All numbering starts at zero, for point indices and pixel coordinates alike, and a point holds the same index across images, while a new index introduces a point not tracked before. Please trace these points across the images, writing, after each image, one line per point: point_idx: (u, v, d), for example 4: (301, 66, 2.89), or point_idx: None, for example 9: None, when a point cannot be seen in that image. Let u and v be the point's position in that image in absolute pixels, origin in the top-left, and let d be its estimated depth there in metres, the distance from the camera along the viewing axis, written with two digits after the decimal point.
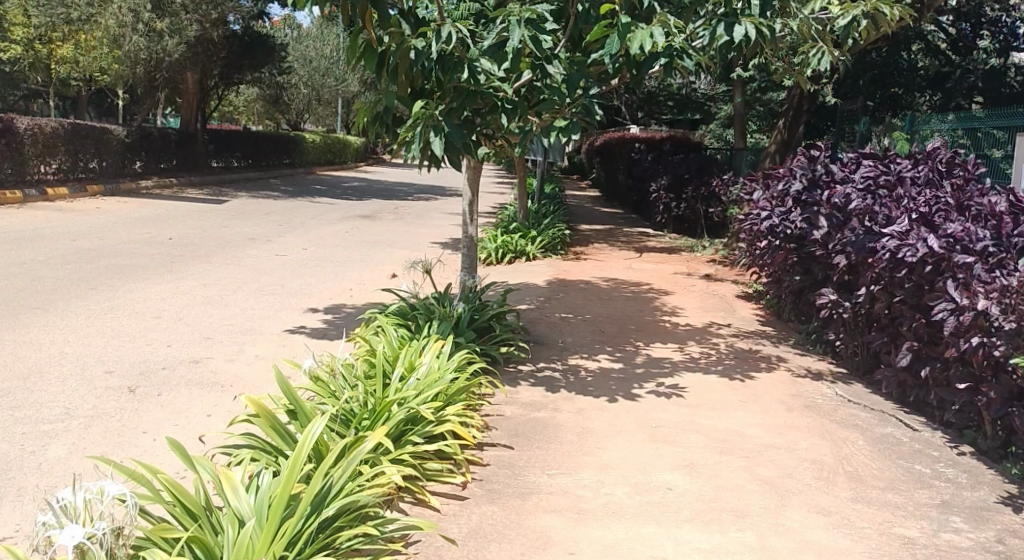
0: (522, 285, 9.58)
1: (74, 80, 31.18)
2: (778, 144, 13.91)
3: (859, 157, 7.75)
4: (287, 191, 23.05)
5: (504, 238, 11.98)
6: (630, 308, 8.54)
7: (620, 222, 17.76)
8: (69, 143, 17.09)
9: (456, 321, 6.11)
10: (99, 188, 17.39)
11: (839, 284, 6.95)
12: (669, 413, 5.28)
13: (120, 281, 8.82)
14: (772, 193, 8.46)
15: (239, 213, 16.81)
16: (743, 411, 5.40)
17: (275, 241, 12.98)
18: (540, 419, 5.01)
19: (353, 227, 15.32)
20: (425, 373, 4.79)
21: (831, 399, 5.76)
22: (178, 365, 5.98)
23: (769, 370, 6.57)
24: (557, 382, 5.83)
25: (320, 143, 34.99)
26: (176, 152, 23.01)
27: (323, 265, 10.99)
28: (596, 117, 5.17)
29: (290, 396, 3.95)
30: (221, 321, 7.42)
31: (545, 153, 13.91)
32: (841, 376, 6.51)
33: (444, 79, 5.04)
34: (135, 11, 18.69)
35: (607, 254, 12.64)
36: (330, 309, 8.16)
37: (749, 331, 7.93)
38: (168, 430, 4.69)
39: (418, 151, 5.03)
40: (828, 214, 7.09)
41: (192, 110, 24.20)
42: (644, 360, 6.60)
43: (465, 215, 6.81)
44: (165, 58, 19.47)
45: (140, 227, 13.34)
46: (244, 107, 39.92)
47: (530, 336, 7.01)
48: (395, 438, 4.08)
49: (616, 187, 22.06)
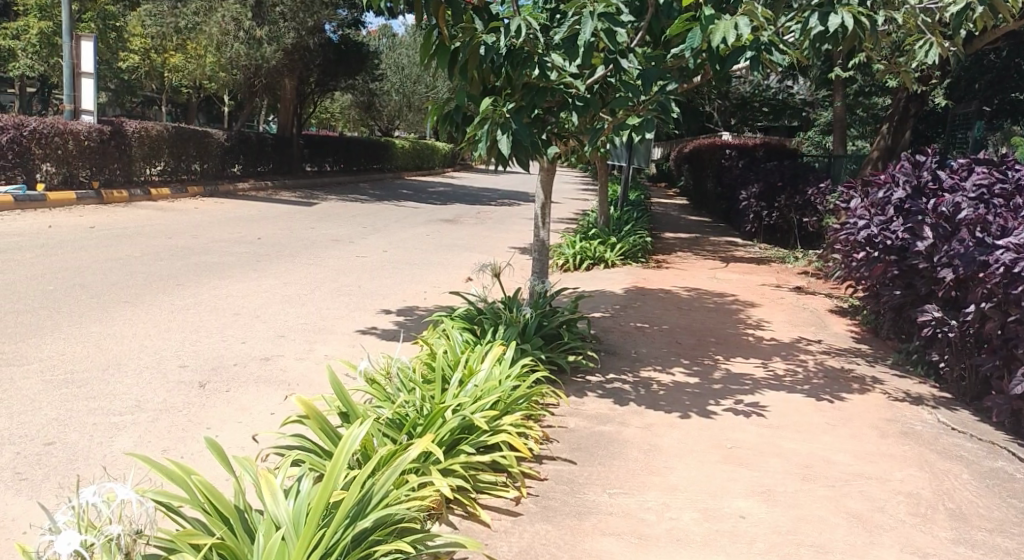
0: (600, 292, 9.29)
1: (182, 88, 32.66)
2: (881, 151, 13.04)
3: (971, 163, 7.11)
4: (376, 195, 23.41)
5: (584, 243, 11.72)
6: (711, 320, 8.12)
7: (707, 231, 17.17)
8: (173, 146, 17.75)
9: (523, 327, 5.92)
10: (199, 189, 18.05)
11: (945, 300, 6.38)
12: (746, 433, 4.90)
13: (206, 278, 9.02)
14: (872, 201, 7.91)
15: (327, 215, 17.11)
16: (830, 435, 4.96)
17: (358, 243, 13.10)
18: (605, 434, 4.72)
19: (436, 231, 15.36)
20: (485, 379, 4.59)
21: (931, 426, 5.24)
22: (249, 361, 5.99)
23: (862, 391, 6.06)
24: (627, 395, 5.53)
25: (410, 148, 35.54)
26: (273, 156, 23.70)
27: (402, 267, 11.00)
28: (672, 113, 4.81)
29: (342, 397, 3.79)
30: (295, 319, 7.45)
31: (630, 158, 13.56)
32: (944, 402, 5.96)
33: (514, 75, 4.86)
34: (238, 20, 19.28)
35: (691, 263, 12.18)
36: (403, 310, 8.09)
37: (842, 348, 7.40)
38: (230, 426, 4.65)
39: (486, 149, 4.86)
40: (933, 223, 6.52)
41: (289, 115, 24.93)
42: (723, 375, 6.21)
43: (537, 218, 6.60)
44: (264, 64, 20.08)
45: (232, 227, 13.71)
46: (341, 113, 41.03)
47: (603, 345, 6.72)
48: (448, 446, 3.87)
49: (704, 196, 21.42)
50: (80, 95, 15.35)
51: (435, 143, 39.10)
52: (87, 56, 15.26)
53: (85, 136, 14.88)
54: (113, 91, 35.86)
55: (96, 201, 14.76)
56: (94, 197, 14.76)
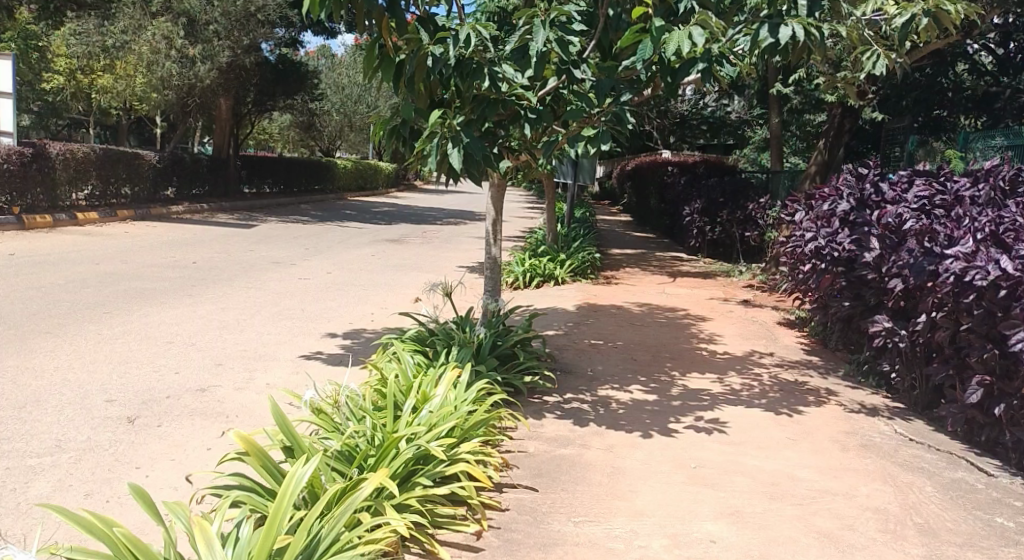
0: (551, 310, 9.15)
1: (112, 110, 31.63)
2: (819, 166, 13.23)
3: (912, 175, 7.22)
4: (317, 216, 22.95)
5: (532, 261, 11.59)
6: (664, 335, 8.05)
7: (652, 247, 17.27)
8: (101, 168, 17.05)
9: (477, 347, 5.73)
10: (129, 213, 17.36)
11: (894, 310, 6.41)
12: (709, 452, 4.78)
13: (137, 305, 8.57)
14: (817, 214, 7.97)
15: (266, 237, 16.64)
16: (793, 450, 4.88)
17: (300, 265, 12.72)
18: (566, 457, 4.55)
19: (381, 251, 15.05)
20: (439, 405, 4.37)
21: (889, 438, 5.22)
22: (184, 393, 5.62)
23: (818, 404, 6.03)
24: (586, 415, 5.37)
25: (352, 168, 35.09)
26: (208, 178, 23.03)
27: (347, 289, 10.69)
28: (627, 124, 4.70)
29: (286, 430, 3.52)
30: (235, 346, 7.09)
31: (575, 175, 13.53)
32: (898, 412, 5.97)
33: (463, 87, 4.70)
34: (169, 39, 18.70)
35: (639, 278, 12.16)
36: (350, 334, 7.80)
37: (794, 361, 7.39)
38: (163, 465, 4.33)
39: (435, 164, 4.68)
40: (880, 234, 6.55)
41: (225, 136, 24.31)
42: (681, 391, 6.11)
43: (488, 234, 6.43)
44: (197, 84, 19.53)
45: (166, 251, 13.18)
46: (279, 133, 40.35)
47: (557, 364, 6.56)
48: (402, 479, 3.63)
49: (648, 212, 21.58)
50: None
51: (376, 163, 38.70)
52: (5, 75, 14.57)
53: (3, 158, 14.15)
54: (37, 113, 34.51)
55: (16, 227, 14.03)
56: (14, 223, 14.05)
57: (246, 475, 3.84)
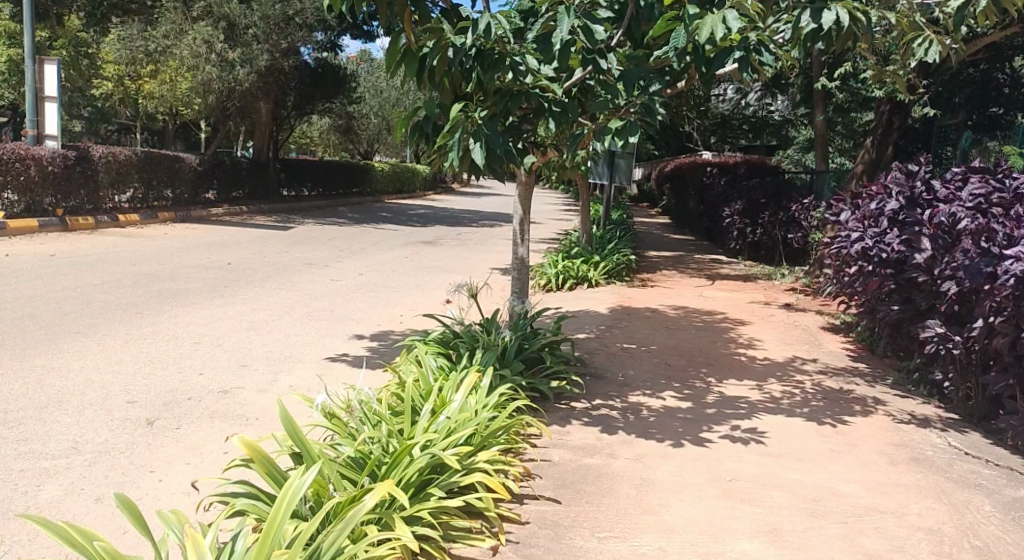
0: (583, 312, 8.90)
1: (157, 115, 32.15)
2: (866, 164, 12.66)
3: (966, 172, 6.81)
4: (354, 218, 23.00)
5: (566, 263, 11.35)
6: (700, 340, 7.73)
7: (691, 250, 16.89)
8: (143, 171, 17.23)
9: (502, 350, 5.52)
10: (170, 215, 17.54)
11: (947, 315, 6.04)
12: (746, 463, 4.49)
13: (168, 306, 8.53)
14: (864, 213, 7.59)
15: (302, 239, 16.64)
16: (837, 464, 4.56)
17: (333, 267, 12.66)
18: (593, 468, 4.30)
19: (415, 253, 14.94)
20: (458, 411, 4.16)
21: (942, 451, 4.86)
22: (205, 395, 5.50)
23: (864, 414, 5.68)
24: (615, 422, 5.11)
25: (390, 172, 35.19)
26: (248, 180, 23.20)
27: (378, 290, 10.57)
28: (657, 115, 4.44)
29: (295, 435, 3.32)
30: (261, 347, 6.98)
31: (611, 175, 13.24)
32: (952, 424, 5.61)
33: (486, 78, 4.49)
34: (209, 42, 18.85)
35: (677, 281, 11.82)
36: (377, 336, 7.65)
37: (839, 367, 7.03)
38: (177, 469, 4.20)
39: (455, 159, 4.50)
40: (932, 235, 6.16)
41: (265, 139, 24.49)
42: (716, 399, 5.81)
43: (516, 234, 6.22)
44: (237, 87, 19.62)
45: (202, 252, 13.22)
46: (320, 137, 40.69)
47: (587, 369, 6.30)
48: (416, 489, 3.43)
49: (687, 214, 21.16)
50: (44, 120, 14.84)
51: (414, 166, 38.78)
52: (50, 79, 14.77)
53: (48, 161, 14.34)
54: (87, 118, 35.26)
55: (60, 228, 14.23)
56: (58, 225, 14.24)
57: (255, 484, 3.68)
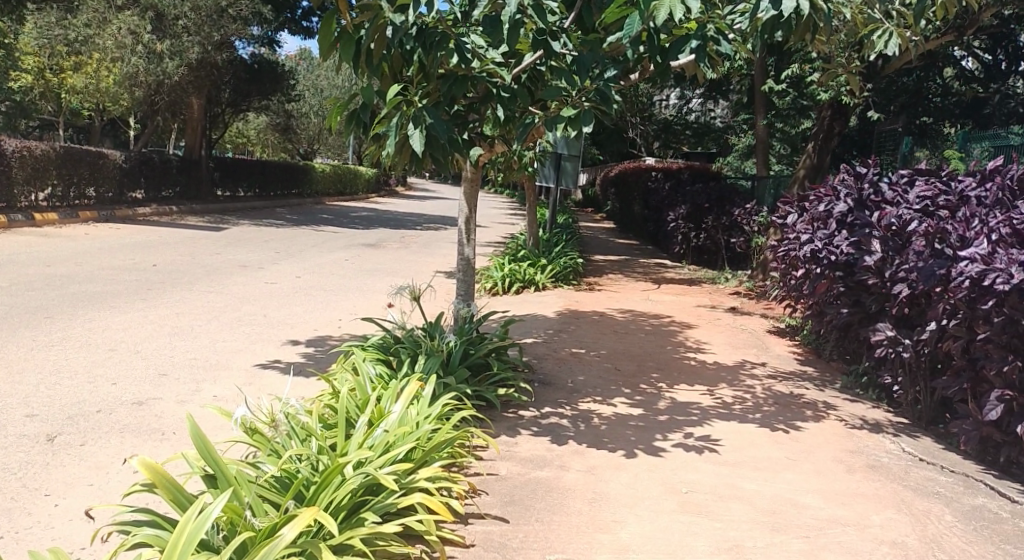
0: (529, 316, 8.64)
1: (83, 111, 30.78)
2: (808, 169, 12.67)
3: (913, 174, 6.78)
4: (292, 220, 22.31)
5: (511, 266, 11.09)
6: (649, 344, 7.55)
7: (637, 254, 16.82)
8: (63, 167, 16.32)
9: (446, 357, 5.22)
10: (92, 215, 16.65)
11: (898, 318, 5.97)
12: (702, 474, 4.27)
13: (84, 310, 7.95)
14: (812, 216, 7.52)
15: (237, 240, 15.99)
16: (793, 473, 4.39)
17: (268, 269, 12.13)
18: (542, 481, 4.02)
19: (355, 256, 14.48)
20: (398, 423, 3.85)
21: (898, 458, 4.74)
22: (117, 408, 5.05)
23: (817, 419, 5.55)
24: (565, 431, 4.85)
25: (331, 173, 34.41)
26: (179, 179, 22.28)
27: (315, 293, 10.13)
28: (614, 104, 4.17)
29: (209, 455, 2.98)
30: (185, 355, 6.52)
31: (555, 177, 13.04)
32: (903, 428, 5.52)
33: (428, 62, 4.20)
34: (136, 33, 18.03)
35: (622, 285, 11.67)
36: (313, 341, 7.24)
37: (788, 372, 6.93)
38: (80, 491, 3.78)
39: (394, 147, 4.20)
40: (882, 237, 6.09)
41: (198, 137, 23.61)
42: (668, 405, 5.61)
43: (461, 234, 5.91)
44: (166, 81, 18.75)
45: (127, 253, 12.53)
46: (258, 135, 39.64)
47: (535, 375, 6.03)
48: (347, 513, 3.08)
49: (631, 219, 21.16)
50: None
51: (356, 167, 38.04)
52: None
53: None
54: (8, 113, 33.52)
55: None
56: None
57: (163, 511, 3.31)
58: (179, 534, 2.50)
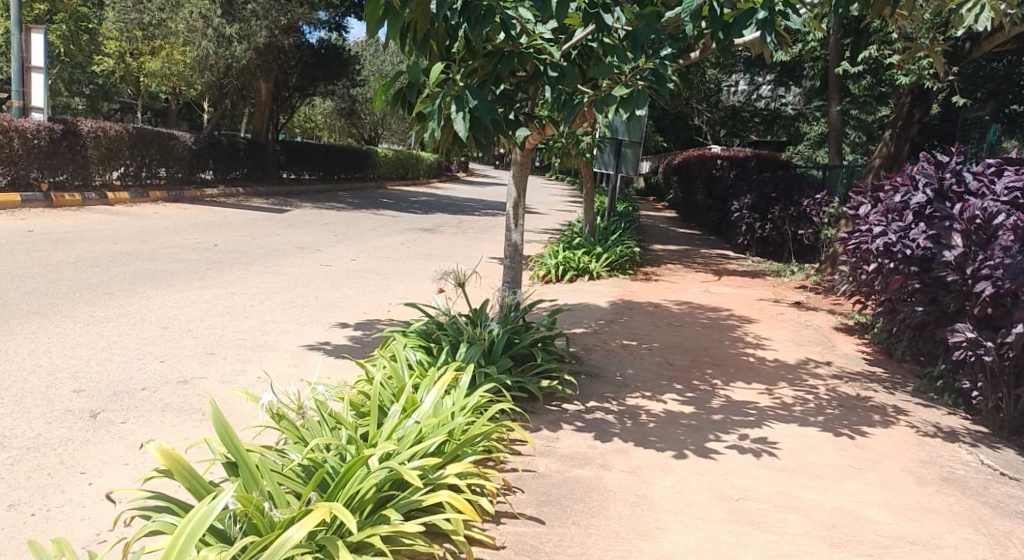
0: (583, 305, 8.39)
1: (158, 94, 31.62)
2: (883, 158, 11.98)
3: (1001, 164, 6.25)
4: (353, 203, 22.47)
5: (567, 253, 10.84)
6: (705, 338, 7.22)
7: (699, 244, 16.33)
8: (135, 148, 16.72)
9: (489, 346, 5.04)
10: (161, 195, 17.04)
11: (979, 319, 5.53)
12: (754, 480, 3.97)
13: (141, 287, 8.05)
14: (886, 206, 7.05)
15: (298, 222, 16.14)
16: (857, 483, 4.06)
17: (325, 251, 12.16)
18: (582, 481, 3.80)
19: (412, 240, 14.43)
20: (431, 414, 3.67)
21: (976, 471, 4.35)
22: (161, 386, 5.02)
23: (885, 425, 5.17)
24: (611, 428, 4.61)
25: (394, 157, 34.63)
26: (246, 160, 22.65)
27: (369, 277, 10.07)
28: (670, 83, 3.89)
29: (230, 442, 2.82)
30: (234, 334, 6.50)
31: (616, 164, 12.65)
32: (980, 438, 5.09)
33: (473, 36, 3.99)
34: (207, 17, 18.41)
35: (682, 276, 11.29)
36: (361, 324, 7.16)
37: (855, 372, 6.52)
38: (113, 470, 3.72)
39: (437, 129, 4.00)
40: (964, 230, 5.62)
41: (265, 120, 23.93)
42: (723, 403, 5.30)
43: (509, 219, 5.71)
44: (234, 65, 19.04)
45: (189, 233, 12.72)
46: (324, 119, 40.16)
47: (583, 367, 5.79)
48: (372, 508, 2.92)
49: (695, 208, 20.61)
50: (29, 90, 14.30)
51: (419, 153, 38.18)
52: (37, 50, 14.21)
53: (32, 134, 13.83)
54: (90, 96, 34.68)
55: (43, 204, 13.78)
56: (42, 200, 13.80)
57: (182, 499, 3.20)
58: (189, 521, 2.38)
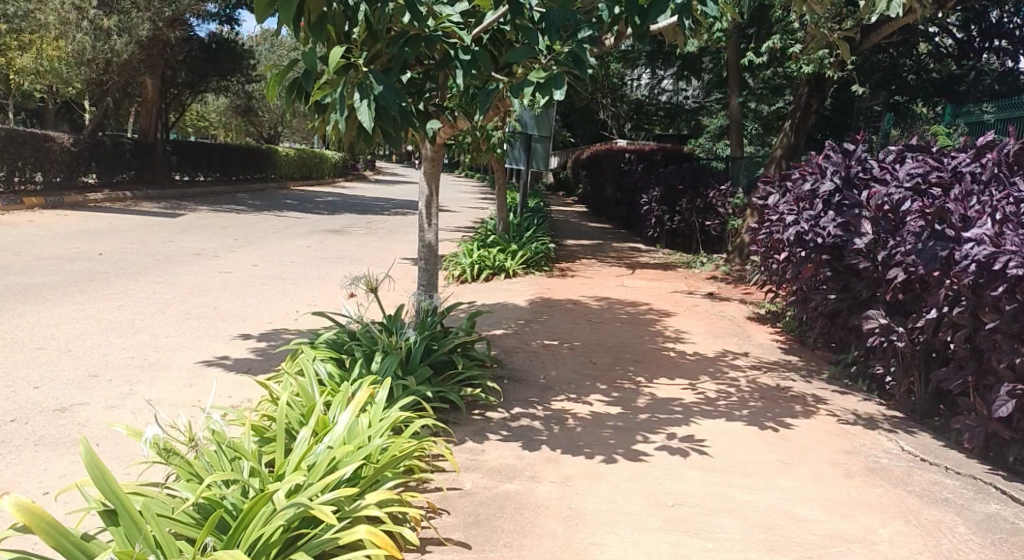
0: (499, 305, 8.18)
1: (36, 96, 29.67)
2: (784, 149, 12.25)
3: (903, 150, 6.35)
4: (254, 205, 21.55)
5: (481, 251, 10.62)
6: (625, 334, 7.12)
7: (610, 238, 16.41)
8: (3, 151, 15.47)
9: (405, 355, 4.74)
10: (39, 201, 15.86)
11: (891, 304, 5.61)
12: (688, 482, 3.84)
13: (15, 304, 7.35)
14: (796, 194, 7.11)
15: (194, 226, 15.31)
16: (788, 478, 3.98)
17: (224, 257, 11.53)
18: (511, 496, 3.57)
19: (318, 242, 13.91)
20: (346, 436, 3.37)
21: (899, 459, 4.36)
22: (35, 416, 4.49)
23: (808, 415, 5.16)
24: (537, 435, 4.39)
25: (296, 157, 33.62)
26: (133, 162, 21.37)
27: (273, 283, 9.57)
28: (589, 66, 3.70)
29: (106, 486, 2.50)
30: (121, 353, 5.95)
31: (527, 159, 12.48)
32: (898, 423, 5.15)
33: (376, 19, 3.71)
34: (81, 9, 17.31)
35: (596, 270, 11.25)
36: (266, 335, 6.72)
37: (772, 362, 6.55)
38: None
39: (338, 120, 3.70)
40: (873, 217, 5.68)
41: (152, 119, 22.71)
42: (648, 402, 5.18)
43: (422, 218, 5.40)
44: (115, 60, 17.96)
45: (73, 242, 11.84)
46: (221, 118, 38.63)
47: (504, 370, 5.56)
48: (279, 550, 2.63)
49: (604, 202, 20.77)
50: None
51: (323, 152, 37.22)
52: None
53: None
54: None
55: None
56: None
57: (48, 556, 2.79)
58: None
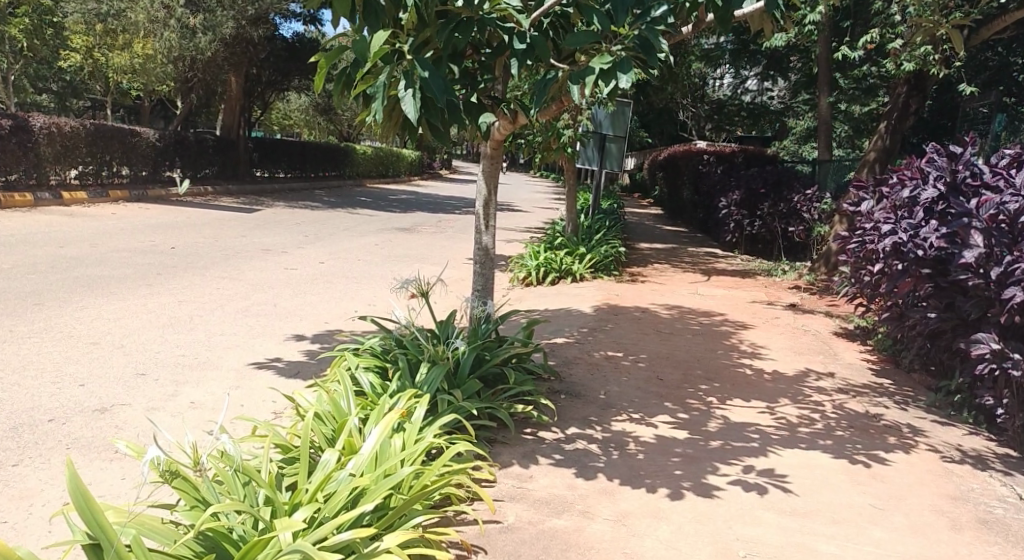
0: (563, 311, 7.77)
1: (130, 94, 30.75)
2: (878, 152, 11.40)
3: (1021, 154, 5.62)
4: (329, 202, 21.69)
5: (548, 254, 10.23)
6: (697, 347, 6.60)
7: (686, 242, 15.75)
8: (94, 145, 15.87)
9: (453, 366, 4.40)
10: (123, 195, 16.26)
11: (1005, 327, 4.94)
12: (765, 527, 3.36)
13: (80, 296, 7.35)
14: (891, 202, 6.45)
15: (268, 222, 15.41)
16: (883, 528, 3.44)
17: (292, 253, 11.46)
18: (559, 535, 3.17)
19: (387, 240, 13.76)
20: (374, 461, 3.04)
21: (1017, 510, 3.75)
22: (74, 416, 4.32)
23: (904, 449, 4.56)
24: (594, 461, 3.97)
25: (373, 155, 33.88)
26: (216, 158, 21.79)
27: (336, 281, 9.40)
28: (660, 52, 3.25)
29: (91, 517, 2.26)
30: (172, 350, 5.81)
31: (599, 158, 11.95)
32: (1012, 463, 4.50)
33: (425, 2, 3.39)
34: (169, 8, 17.65)
35: (669, 276, 10.68)
36: (320, 336, 6.50)
37: (861, 385, 5.93)
38: None
39: (382, 111, 3.39)
40: (985, 228, 5.03)
41: (235, 115, 23.09)
42: (720, 426, 4.68)
43: (479, 220, 5.04)
44: (199, 57, 18.23)
45: (148, 235, 11.96)
46: (304, 115, 39.31)
47: (562, 384, 5.15)
48: None
49: (680, 205, 20.06)
50: None
51: (400, 150, 37.43)
52: None
53: None
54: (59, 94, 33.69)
55: None
56: None
57: None
58: None
